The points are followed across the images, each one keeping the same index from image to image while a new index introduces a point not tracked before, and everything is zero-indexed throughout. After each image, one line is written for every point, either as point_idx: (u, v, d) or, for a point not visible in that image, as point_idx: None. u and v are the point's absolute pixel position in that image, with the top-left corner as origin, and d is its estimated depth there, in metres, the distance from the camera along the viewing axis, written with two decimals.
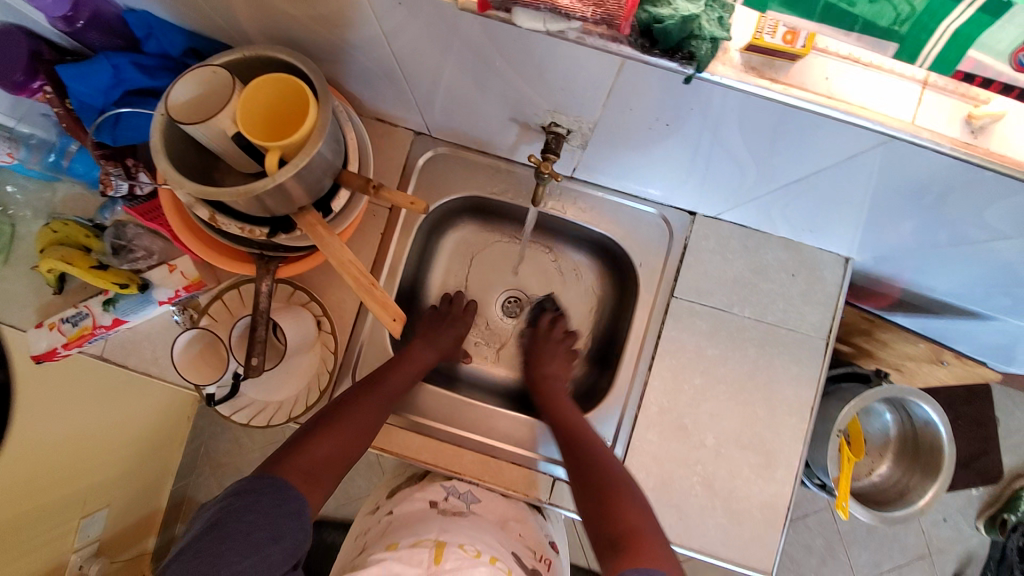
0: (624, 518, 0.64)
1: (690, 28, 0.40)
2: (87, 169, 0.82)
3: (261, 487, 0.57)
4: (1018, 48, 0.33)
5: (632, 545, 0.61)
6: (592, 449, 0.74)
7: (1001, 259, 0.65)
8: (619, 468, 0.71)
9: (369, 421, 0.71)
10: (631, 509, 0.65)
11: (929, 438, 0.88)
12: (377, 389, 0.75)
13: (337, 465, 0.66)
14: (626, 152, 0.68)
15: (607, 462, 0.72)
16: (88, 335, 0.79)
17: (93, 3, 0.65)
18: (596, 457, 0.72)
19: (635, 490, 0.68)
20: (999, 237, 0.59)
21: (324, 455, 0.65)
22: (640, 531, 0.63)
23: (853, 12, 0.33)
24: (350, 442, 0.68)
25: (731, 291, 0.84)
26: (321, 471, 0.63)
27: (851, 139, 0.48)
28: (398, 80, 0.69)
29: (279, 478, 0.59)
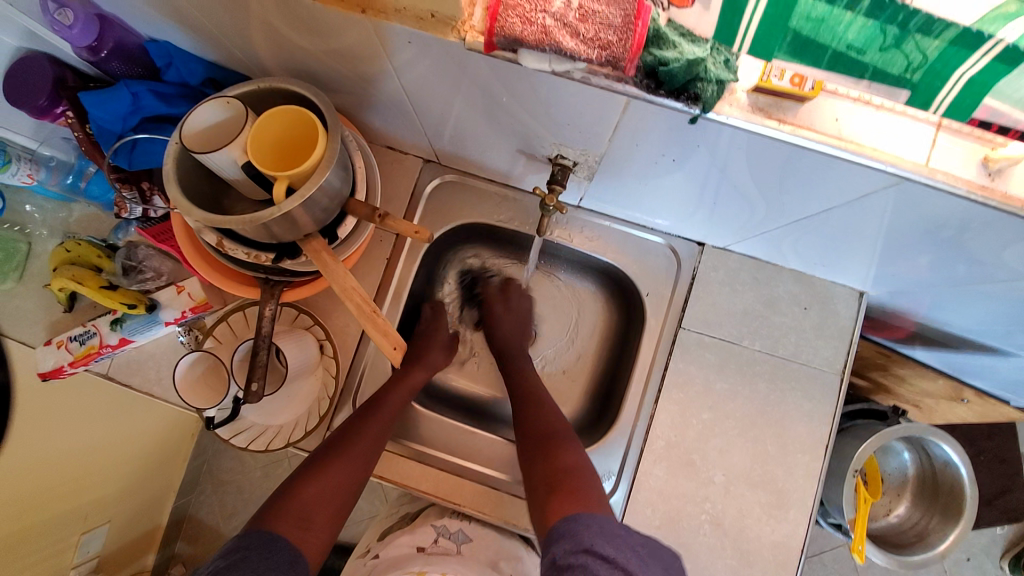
0: (560, 460, 0.68)
1: (695, 71, 0.40)
2: (102, 192, 0.83)
3: (250, 543, 0.56)
4: None
5: (571, 479, 0.65)
6: (540, 409, 0.77)
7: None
8: (561, 423, 0.75)
9: (365, 458, 0.70)
10: (568, 452, 0.69)
11: (949, 478, 0.85)
12: (377, 417, 0.73)
13: (332, 505, 0.65)
14: (633, 183, 0.68)
15: (552, 419, 0.76)
16: (95, 354, 0.80)
17: (116, 33, 0.67)
18: (542, 414, 0.76)
19: (574, 441, 0.72)
20: (1021, 277, 0.57)
21: (319, 496, 0.64)
22: (575, 470, 0.67)
23: (862, 61, 0.33)
24: (345, 485, 0.67)
25: (741, 323, 0.82)
26: (314, 512, 0.63)
27: (863, 179, 0.47)
28: (407, 111, 0.70)
29: (270, 529, 0.59)
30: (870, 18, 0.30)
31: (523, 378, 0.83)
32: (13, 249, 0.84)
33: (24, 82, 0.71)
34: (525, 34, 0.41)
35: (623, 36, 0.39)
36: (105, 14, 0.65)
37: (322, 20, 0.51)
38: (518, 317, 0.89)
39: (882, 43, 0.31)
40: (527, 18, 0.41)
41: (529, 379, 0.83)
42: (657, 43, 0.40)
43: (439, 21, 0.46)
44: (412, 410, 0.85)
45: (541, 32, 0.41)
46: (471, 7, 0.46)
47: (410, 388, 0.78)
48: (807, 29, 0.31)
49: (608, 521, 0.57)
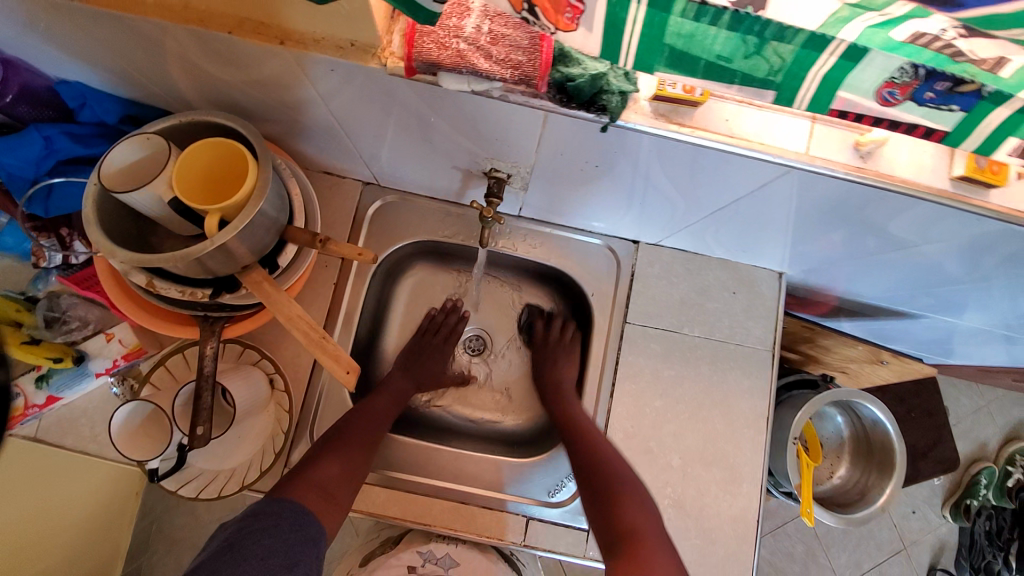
0: (625, 517, 0.68)
1: (600, 84, 0.45)
2: (18, 241, 0.78)
3: (283, 511, 0.61)
4: (879, 86, 0.35)
5: (636, 545, 0.64)
6: (603, 452, 0.75)
7: (918, 261, 0.71)
8: (629, 476, 0.72)
9: (364, 447, 0.73)
10: (634, 509, 0.68)
11: (879, 437, 0.93)
12: (367, 416, 0.77)
13: (351, 483, 0.69)
14: (566, 190, 0.72)
15: (619, 469, 0.73)
16: (20, 417, 0.76)
17: (22, 77, 0.64)
18: (612, 461, 0.74)
19: (637, 491, 0.71)
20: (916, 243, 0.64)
21: (335, 475, 0.68)
22: (640, 532, 0.66)
23: (731, 68, 0.36)
24: (353, 462, 0.71)
25: (679, 312, 0.88)
26: (334, 488, 0.67)
27: (758, 171, 0.53)
28: (341, 135, 0.71)
29: (299, 502, 0.63)
30: (732, 31, 0.33)
31: (574, 417, 0.81)
32: None
33: None
34: (441, 57, 0.44)
35: (532, 56, 0.43)
36: (8, 59, 0.61)
37: (243, 52, 0.51)
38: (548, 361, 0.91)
39: (745, 51, 0.34)
40: (442, 43, 0.44)
41: (579, 418, 0.80)
42: (564, 60, 0.44)
43: (358, 49, 0.48)
44: None
45: (456, 56, 0.44)
46: (390, 34, 0.48)
47: (393, 395, 0.82)
48: (680, 43, 0.34)
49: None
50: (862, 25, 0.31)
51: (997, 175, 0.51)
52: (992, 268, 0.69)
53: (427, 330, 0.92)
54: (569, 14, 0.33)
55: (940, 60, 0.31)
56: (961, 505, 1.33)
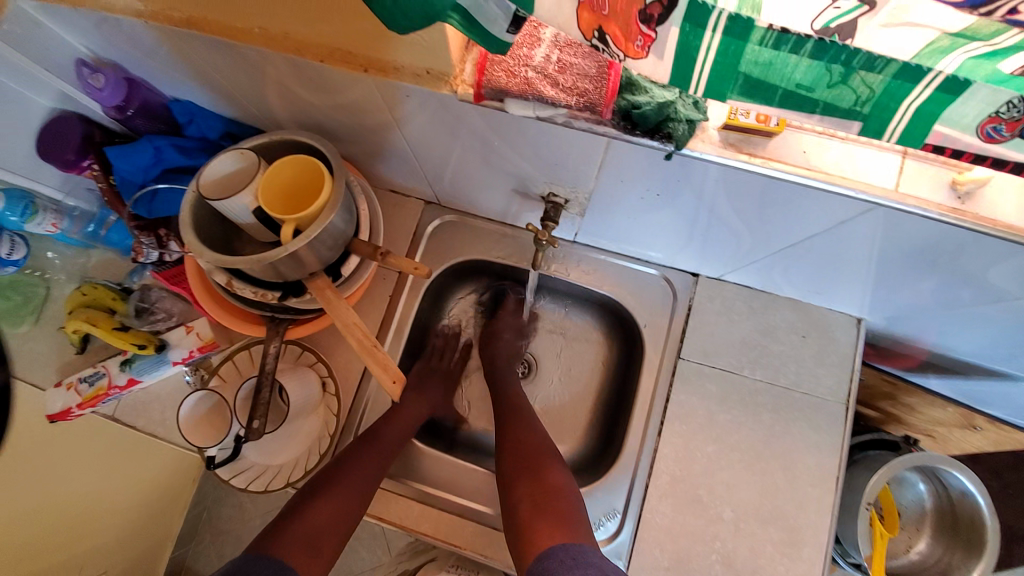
0: (548, 478, 0.71)
1: (667, 112, 0.44)
2: (122, 238, 0.88)
3: (261, 566, 0.60)
4: (984, 121, 0.32)
5: (557, 501, 0.68)
6: (528, 425, 0.79)
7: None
8: (547, 439, 0.77)
9: (362, 496, 0.71)
10: (552, 472, 0.71)
11: (968, 511, 0.82)
12: (367, 457, 0.73)
13: (340, 530, 0.67)
14: (623, 218, 0.71)
15: (539, 441, 0.76)
16: (103, 395, 0.81)
17: (143, 94, 0.72)
18: (532, 434, 0.77)
19: (557, 455, 0.75)
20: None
21: (324, 522, 0.67)
22: (557, 491, 0.69)
23: (813, 98, 0.34)
24: (345, 511, 0.69)
25: (740, 353, 0.82)
26: (319, 541, 0.65)
27: (837, 207, 0.49)
28: (409, 157, 0.74)
29: (278, 557, 0.62)
30: (815, 60, 0.31)
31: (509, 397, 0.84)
32: (31, 294, 0.88)
33: (59, 139, 0.77)
34: (509, 84, 0.46)
35: (599, 84, 0.44)
36: (133, 78, 0.70)
37: (331, 78, 0.56)
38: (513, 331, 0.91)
39: (830, 80, 0.32)
40: (511, 71, 0.45)
41: (515, 396, 0.84)
42: (630, 88, 0.43)
43: (433, 76, 0.51)
44: (415, 449, 0.85)
45: (524, 83, 0.45)
46: (463, 63, 0.50)
47: (412, 420, 0.80)
48: (757, 72, 0.32)
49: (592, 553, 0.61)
50: (962, 57, 0.29)
51: None
52: None
53: (432, 355, 0.91)
54: (639, 43, 0.32)
55: None
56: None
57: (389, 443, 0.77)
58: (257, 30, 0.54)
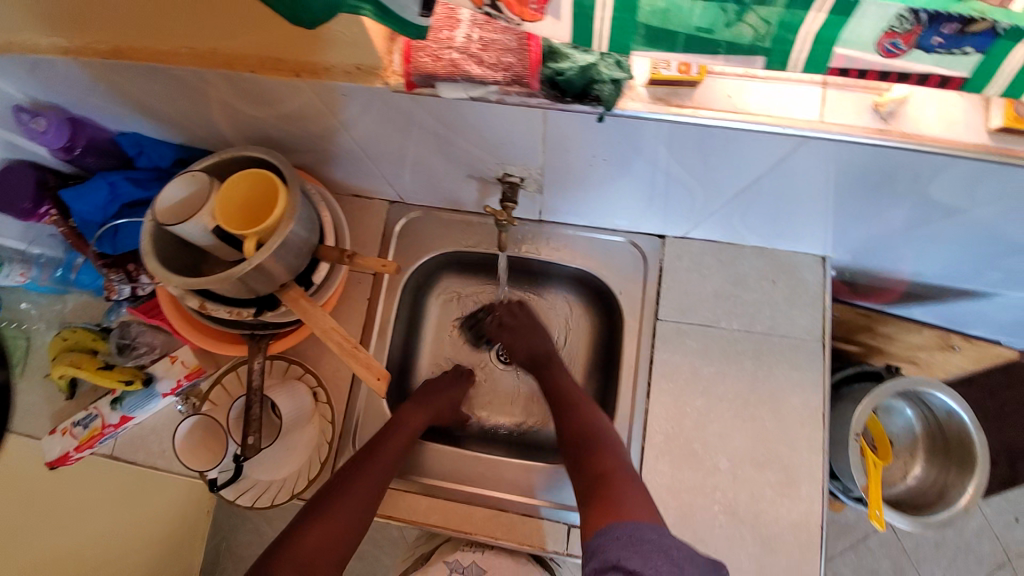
0: (601, 462, 0.71)
1: (590, 74, 0.46)
2: (93, 279, 0.87)
3: None
4: (879, 38, 0.33)
5: (609, 486, 0.67)
6: (581, 405, 0.80)
7: (981, 228, 0.64)
8: (601, 422, 0.77)
9: (359, 518, 0.70)
10: (606, 456, 0.71)
11: (955, 429, 0.84)
12: (367, 472, 0.73)
13: (336, 549, 0.67)
14: (580, 189, 0.72)
15: (593, 423, 0.77)
16: (98, 435, 0.83)
17: (89, 132, 0.73)
18: (587, 416, 0.78)
19: (612, 439, 0.74)
20: (978, 205, 0.58)
21: (320, 542, 0.66)
22: (613, 475, 0.69)
23: (715, 39, 0.35)
24: (341, 534, 0.68)
25: (715, 306, 0.84)
26: (313, 560, 0.65)
27: (771, 146, 0.51)
28: (363, 158, 0.75)
29: None
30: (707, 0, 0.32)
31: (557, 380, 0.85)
32: (13, 346, 0.88)
33: (11, 190, 0.78)
34: (436, 68, 0.47)
35: (522, 55, 0.45)
36: (76, 117, 0.71)
37: (269, 89, 0.57)
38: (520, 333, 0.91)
39: (726, 20, 0.33)
40: (436, 55, 0.47)
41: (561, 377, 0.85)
42: (553, 57, 0.45)
43: (363, 72, 0.52)
44: (414, 445, 0.86)
45: (450, 66, 0.47)
46: (390, 54, 0.51)
47: (410, 434, 0.80)
48: (655, 20, 0.34)
49: (644, 529, 0.59)
50: None
51: None
52: None
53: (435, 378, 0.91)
54: (533, 5, 0.33)
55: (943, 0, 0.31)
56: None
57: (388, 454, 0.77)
58: (184, 50, 0.55)
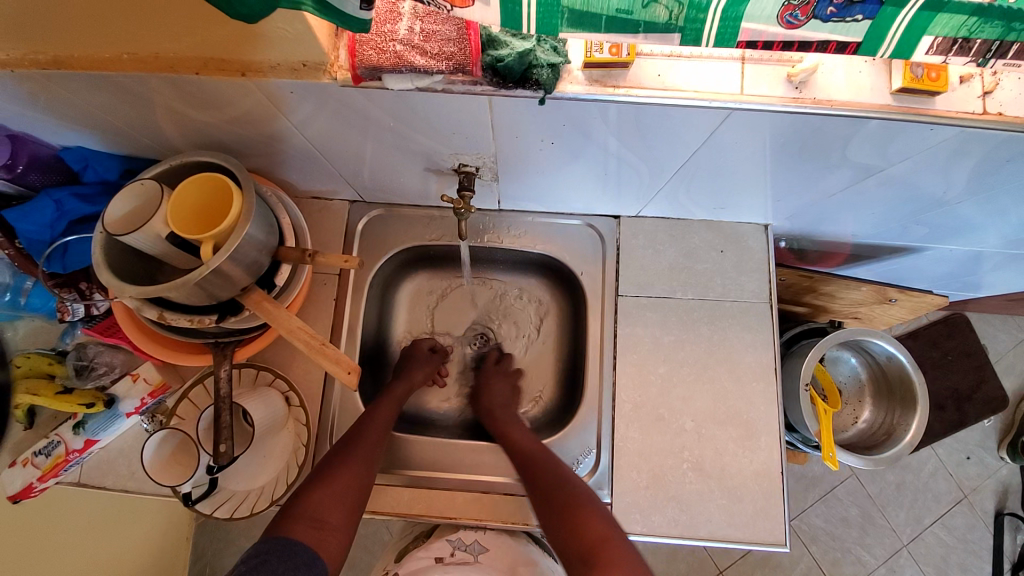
0: (585, 526, 0.67)
1: (528, 59, 0.49)
2: (45, 302, 0.84)
3: (271, 547, 0.59)
4: (779, 11, 0.38)
5: (601, 550, 0.64)
6: (549, 473, 0.75)
7: (898, 184, 0.70)
8: (576, 483, 0.74)
9: (366, 474, 0.71)
10: (591, 517, 0.69)
11: (897, 372, 0.92)
12: (367, 436, 0.75)
13: (348, 506, 0.68)
14: (535, 176, 0.75)
15: (571, 491, 0.72)
16: (63, 463, 0.78)
17: (31, 148, 0.71)
18: (563, 484, 0.73)
19: (592, 501, 0.71)
20: (894, 162, 0.64)
21: (330, 499, 0.67)
22: (601, 536, 0.66)
23: (633, 19, 0.38)
24: (352, 491, 0.69)
25: (671, 278, 0.89)
26: (326, 515, 0.65)
27: (701, 120, 0.55)
28: (319, 160, 0.76)
29: (289, 535, 0.61)
30: None
31: (515, 447, 0.80)
32: None
33: None
34: (381, 61, 0.50)
35: (461, 46, 0.49)
36: (15, 134, 0.69)
37: (215, 91, 0.57)
38: (505, 389, 0.91)
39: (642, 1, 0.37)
40: (380, 48, 0.50)
41: (522, 443, 0.81)
42: (492, 45, 0.49)
43: (310, 68, 0.53)
44: (394, 438, 0.87)
45: (394, 57, 0.50)
46: (336, 50, 0.52)
47: (396, 402, 0.83)
48: (578, 4, 0.37)
49: None
50: None
51: (937, 82, 0.53)
52: (979, 181, 0.67)
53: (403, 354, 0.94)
54: None
55: None
56: (1015, 445, 1.41)
57: (382, 420, 0.79)
58: (125, 56, 0.54)
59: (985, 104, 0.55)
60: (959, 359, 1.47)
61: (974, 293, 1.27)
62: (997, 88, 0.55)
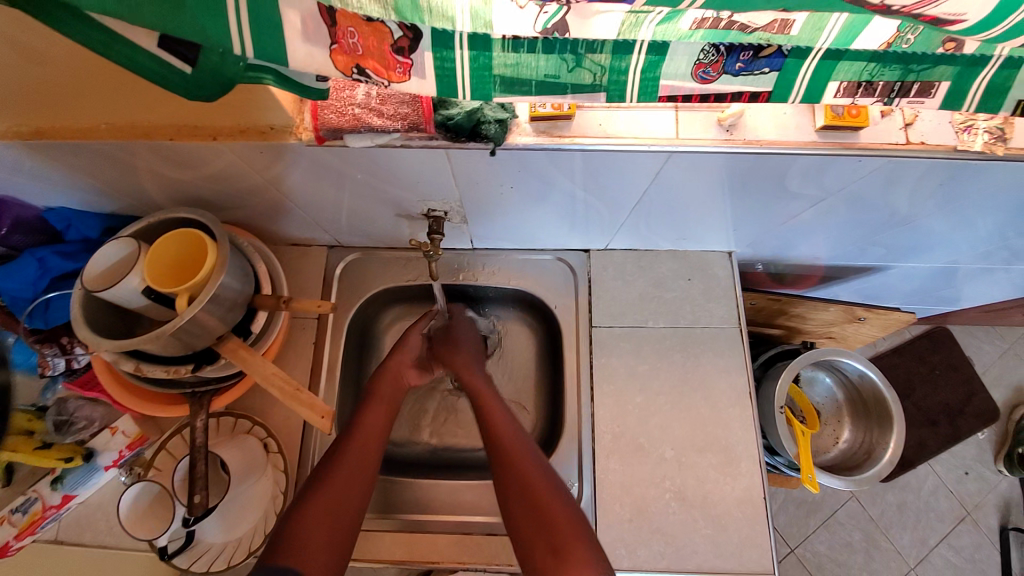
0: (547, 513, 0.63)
1: (476, 117, 0.54)
2: (26, 357, 0.83)
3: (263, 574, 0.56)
4: (693, 68, 0.41)
5: (563, 543, 0.60)
6: (531, 476, 0.67)
7: (850, 206, 0.73)
8: (546, 469, 0.69)
9: (363, 478, 0.68)
10: (556, 504, 0.64)
11: (871, 390, 0.94)
12: (359, 434, 0.71)
13: (344, 520, 0.64)
14: (501, 217, 0.78)
15: (550, 500, 0.65)
16: (41, 519, 0.78)
17: (15, 212, 0.75)
18: (553, 497, 0.65)
19: (555, 486, 0.67)
20: (831, 192, 0.68)
21: (324, 512, 0.63)
22: (565, 527, 0.62)
23: (562, 82, 0.42)
24: (347, 499, 0.65)
25: (642, 307, 0.91)
26: (310, 535, 0.61)
27: (645, 162, 0.60)
28: (296, 211, 0.79)
29: (278, 562, 0.58)
30: (550, 54, 0.40)
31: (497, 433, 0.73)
32: None
33: None
34: (341, 122, 0.55)
35: (414, 107, 0.55)
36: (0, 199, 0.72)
37: (190, 153, 0.61)
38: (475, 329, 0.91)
39: (567, 67, 0.41)
40: (340, 111, 0.55)
41: (504, 429, 0.73)
42: (443, 105, 0.54)
43: (278, 130, 0.57)
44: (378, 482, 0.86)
45: (353, 119, 0.55)
46: (300, 114, 0.57)
47: (395, 392, 0.79)
48: (510, 72, 0.41)
49: None
50: (651, 25, 0.37)
51: (858, 118, 0.58)
52: (927, 200, 0.70)
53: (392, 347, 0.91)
54: (399, 69, 0.39)
55: (734, 35, 0.37)
56: (1012, 457, 1.40)
57: (377, 415, 0.74)
58: (104, 126, 0.58)
59: (908, 135, 0.60)
60: (945, 372, 1.49)
61: (951, 306, 1.30)
62: (916, 119, 0.60)
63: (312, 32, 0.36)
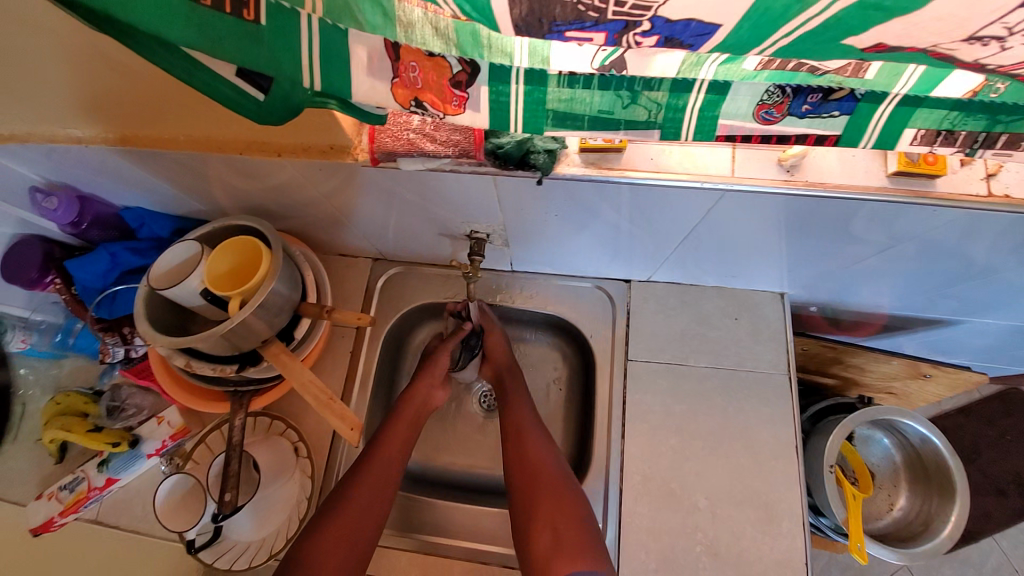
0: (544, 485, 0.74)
1: (525, 146, 0.54)
2: (89, 343, 0.91)
3: None
4: (755, 108, 0.40)
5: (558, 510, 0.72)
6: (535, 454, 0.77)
7: (917, 255, 0.67)
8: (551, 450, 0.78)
9: (375, 501, 0.72)
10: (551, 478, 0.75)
11: (933, 456, 0.86)
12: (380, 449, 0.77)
13: (368, 529, 0.71)
14: (543, 243, 0.78)
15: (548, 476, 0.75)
16: (84, 499, 0.82)
17: (95, 208, 0.81)
18: (539, 458, 0.77)
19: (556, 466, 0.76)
20: (899, 239, 0.63)
21: (350, 518, 0.70)
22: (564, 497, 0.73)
23: (615, 119, 0.42)
24: (363, 518, 0.71)
25: (682, 344, 0.88)
26: (325, 559, 0.67)
27: (696, 199, 0.58)
28: (345, 223, 0.82)
29: None
30: (604, 90, 0.40)
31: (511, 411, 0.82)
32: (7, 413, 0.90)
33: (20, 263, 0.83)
34: (395, 146, 0.56)
35: (467, 135, 0.55)
36: (85, 195, 0.79)
37: (255, 167, 0.64)
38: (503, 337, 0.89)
39: (622, 104, 0.41)
40: (396, 136, 0.56)
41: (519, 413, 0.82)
42: (494, 133, 0.54)
43: (336, 150, 0.60)
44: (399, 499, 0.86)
45: (408, 144, 0.56)
46: (359, 136, 0.59)
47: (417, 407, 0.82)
48: (563, 106, 0.41)
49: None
50: (713, 65, 0.37)
51: (935, 165, 0.54)
52: (1011, 254, 0.63)
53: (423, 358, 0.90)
54: (455, 102, 0.40)
55: (803, 77, 0.35)
56: None
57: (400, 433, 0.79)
58: (183, 137, 0.63)
59: (990, 186, 0.55)
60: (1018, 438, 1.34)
61: None
62: (1001, 170, 0.55)
63: (376, 66, 0.37)
